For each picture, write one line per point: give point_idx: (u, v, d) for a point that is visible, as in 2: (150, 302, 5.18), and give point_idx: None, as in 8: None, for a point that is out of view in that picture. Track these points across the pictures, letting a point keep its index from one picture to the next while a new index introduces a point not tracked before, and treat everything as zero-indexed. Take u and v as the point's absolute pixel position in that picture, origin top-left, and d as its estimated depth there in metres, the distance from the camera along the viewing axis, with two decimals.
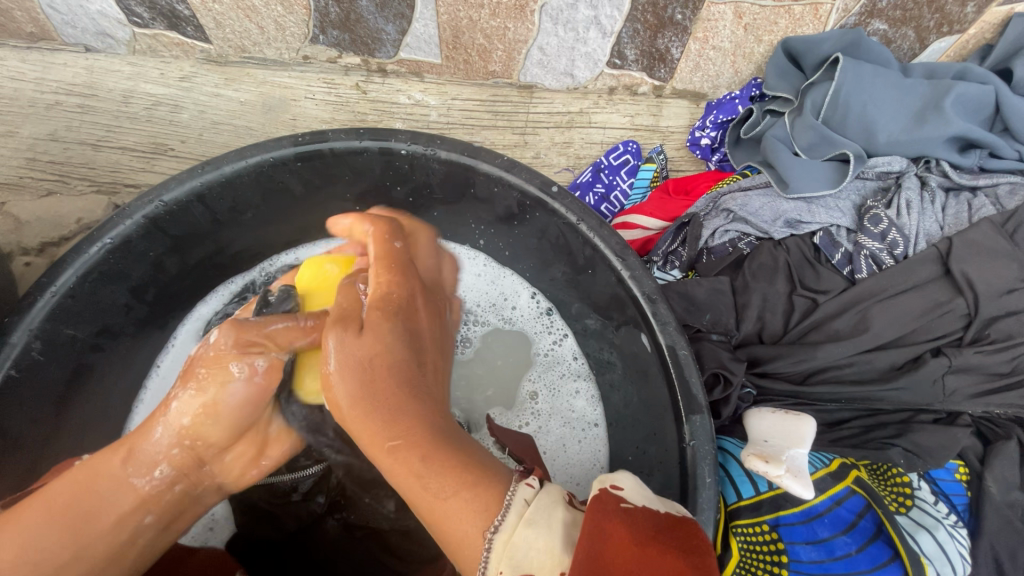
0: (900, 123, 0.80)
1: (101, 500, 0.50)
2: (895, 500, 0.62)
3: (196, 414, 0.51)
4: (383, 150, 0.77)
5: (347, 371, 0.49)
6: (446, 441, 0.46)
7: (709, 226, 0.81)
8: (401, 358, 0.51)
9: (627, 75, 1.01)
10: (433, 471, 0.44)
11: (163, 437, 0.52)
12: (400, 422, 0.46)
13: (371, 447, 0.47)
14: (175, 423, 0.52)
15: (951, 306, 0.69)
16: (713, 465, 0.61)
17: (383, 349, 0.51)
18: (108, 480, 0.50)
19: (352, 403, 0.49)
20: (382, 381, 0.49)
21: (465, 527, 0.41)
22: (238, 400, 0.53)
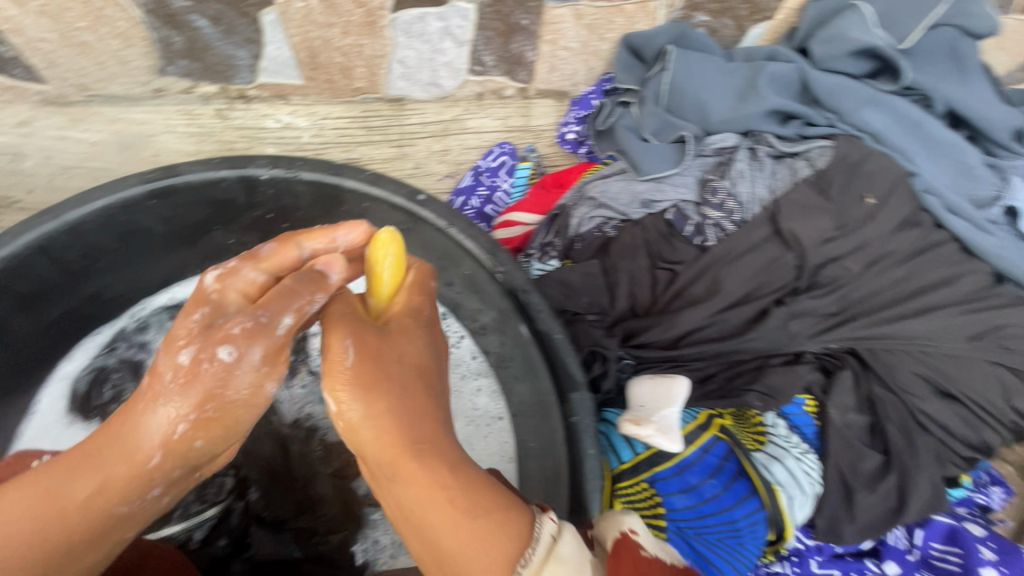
0: (728, 103, 0.89)
1: (49, 536, 0.44)
2: (753, 439, 0.69)
3: (206, 430, 0.47)
4: (242, 177, 0.77)
5: (371, 372, 0.48)
6: (465, 461, 0.48)
7: (577, 215, 0.86)
8: (415, 369, 0.51)
9: (491, 80, 1.04)
10: (460, 484, 0.46)
11: (155, 463, 0.46)
12: (423, 428, 0.48)
13: (388, 453, 0.46)
14: (163, 440, 0.46)
15: (783, 261, 0.77)
16: (594, 436, 0.65)
17: (399, 367, 0.50)
18: (70, 505, 0.44)
19: (384, 403, 0.47)
20: (410, 385, 0.50)
21: (496, 540, 0.43)
22: (247, 393, 0.48)
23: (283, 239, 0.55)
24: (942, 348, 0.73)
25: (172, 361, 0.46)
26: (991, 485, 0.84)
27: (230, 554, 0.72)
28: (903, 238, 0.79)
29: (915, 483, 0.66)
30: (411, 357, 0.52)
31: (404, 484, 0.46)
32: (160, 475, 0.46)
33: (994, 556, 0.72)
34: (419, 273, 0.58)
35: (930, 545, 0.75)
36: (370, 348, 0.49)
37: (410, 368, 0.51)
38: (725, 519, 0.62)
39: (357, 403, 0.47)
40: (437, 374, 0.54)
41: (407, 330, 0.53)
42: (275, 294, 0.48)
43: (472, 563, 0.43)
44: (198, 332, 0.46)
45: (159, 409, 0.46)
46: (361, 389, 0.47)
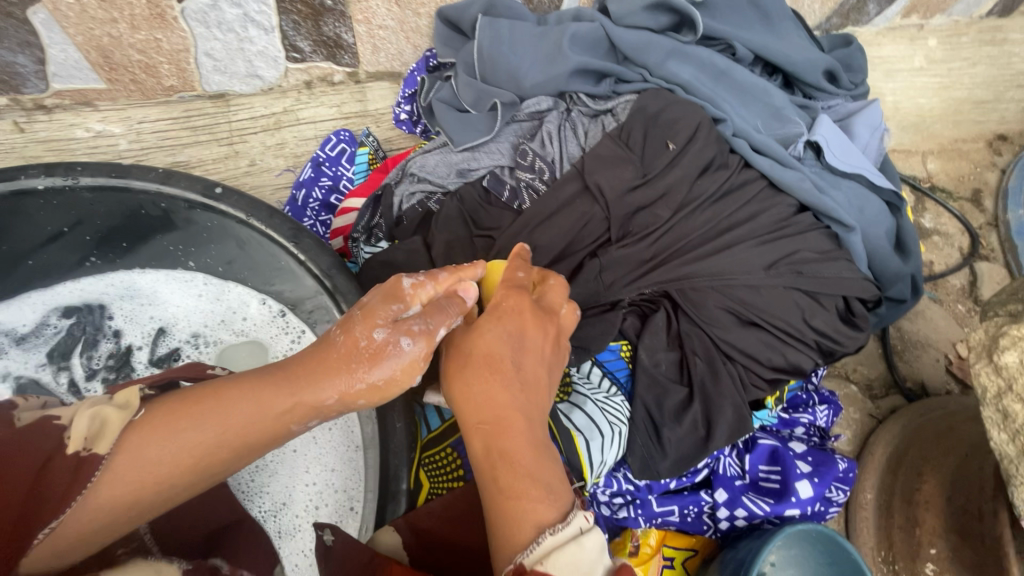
0: (539, 65, 0.89)
1: (230, 450, 0.50)
2: (561, 391, 0.71)
3: (371, 396, 0.52)
4: (13, 190, 0.72)
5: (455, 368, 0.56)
6: (540, 450, 0.51)
7: (398, 193, 0.85)
8: (489, 360, 0.55)
9: (315, 67, 1.01)
10: (519, 471, 0.49)
11: (334, 401, 0.52)
12: (503, 412, 0.52)
13: (465, 427, 0.54)
14: (344, 390, 0.51)
15: (592, 215, 0.79)
16: (402, 410, 0.70)
17: (515, 371, 0.54)
18: (269, 423, 0.50)
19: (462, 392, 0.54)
20: (488, 375, 0.54)
21: (534, 508, 0.47)
22: (398, 373, 0.52)
23: (454, 269, 0.60)
24: (744, 280, 0.76)
25: (367, 335, 0.51)
26: (817, 404, 0.87)
27: None
28: (706, 182, 0.82)
29: (718, 410, 0.70)
30: (529, 354, 0.56)
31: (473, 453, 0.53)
32: (328, 412, 0.53)
33: (809, 469, 0.78)
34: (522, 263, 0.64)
35: (757, 468, 0.80)
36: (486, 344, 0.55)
37: (538, 363, 0.57)
38: None
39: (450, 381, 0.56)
40: (521, 368, 0.55)
41: (526, 330, 0.57)
42: (434, 306, 0.55)
43: (507, 521, 0.47)
44: (375, 328, 0.52)
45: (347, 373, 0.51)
46: (450, 375, 0.56)
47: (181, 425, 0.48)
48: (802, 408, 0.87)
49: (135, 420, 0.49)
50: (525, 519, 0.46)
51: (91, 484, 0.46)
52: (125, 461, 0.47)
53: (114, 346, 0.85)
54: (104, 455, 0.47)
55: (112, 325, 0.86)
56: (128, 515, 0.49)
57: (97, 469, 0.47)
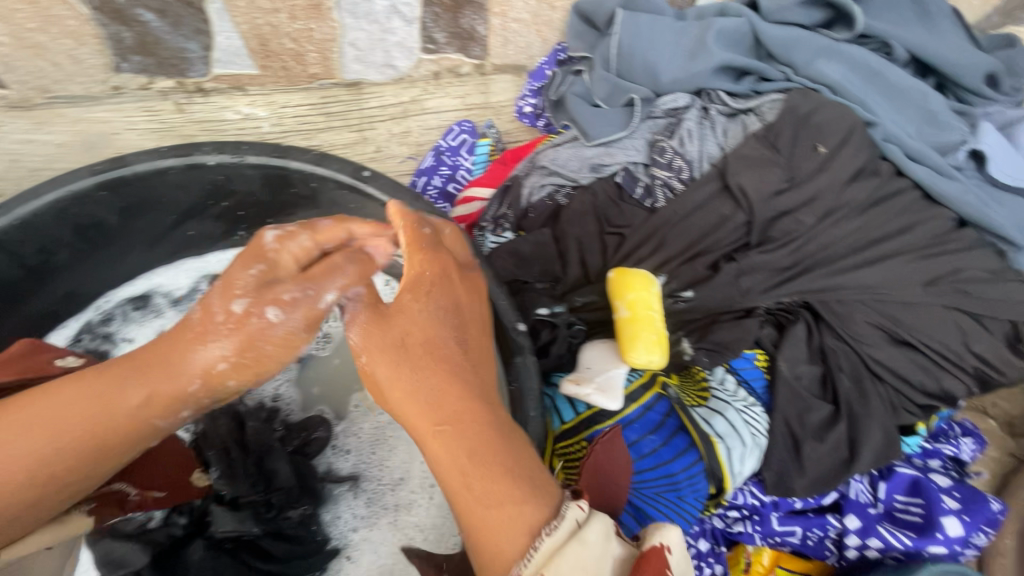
0: (679, 62, 0.87)
1: (79, 441, 0.47)
2: (696, 396, 0.67)
3: (241, 373, 0.52)
4: (187, 165, 0.77)
5: (386, 355, 0.52)
6: (498, 442, 0.48)
7: (528, 184, 0.86)
8: (426, 346, 0.52)
9: (446, 58, 1.04)
10: (487, 473, 0.47)
11: (191, 389, 0.50)
12: (434, 409, 0.49)
13: (416, 429, 0.50)
14: (205, 369, 0.51)
15: (732, 219, 0.76)
16: (536, 398, 0.66)
17: (420, 345, 0.52)
18: (124, 413, 0.49)
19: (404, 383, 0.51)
20: (423, 365, 0.51)
21: (512, 518, 0.45)
22: (278, 341, 0.52)
23: (376, 220, 0.60)
24: (895, 295, 0.72)
25: (225, 308, 0.50)
26: (960, 436, 0.81)
27: (189, 534, 0.71)
28: (856, 189, 0.77)
29: (865, 431, 0.66)
30: (436, 325, 0.53)
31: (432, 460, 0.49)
32: (190, 398, 0.51)
33: (957, 506, 0.72)
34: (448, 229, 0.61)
35: (893, 498, 0.74)
36: (400, 327, 0.53)
37: (443, 328, 0.54)
38: (664, 474, 0.61)
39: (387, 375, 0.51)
40: (457, 347, 0.53)
41: (407, 293, 0.54)
42: (327, 265, 0.54)
43: (494, 535, 0.45)
44: (253, 295, 0.51)
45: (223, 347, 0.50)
46: (379, 370, 0.52)
47: (33, 418, 0.46)
48: (944, 439, 0.80)
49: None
50: (501, 533, 0.45)
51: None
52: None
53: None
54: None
55: None
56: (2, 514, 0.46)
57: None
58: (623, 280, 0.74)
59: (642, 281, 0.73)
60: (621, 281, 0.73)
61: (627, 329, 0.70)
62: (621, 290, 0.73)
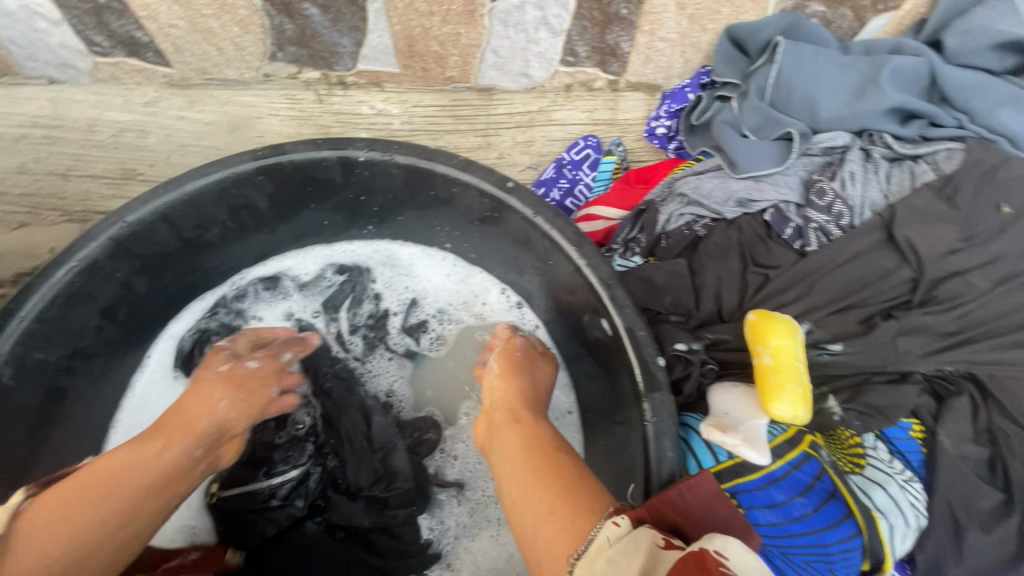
0: (841, 98, 0.83)
1: (122, 497, 0.55)
2: (849, 462, 0.64)
3: (241, 410, 0.67)
4: (341, 159, 0.79)
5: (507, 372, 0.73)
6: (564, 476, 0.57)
7: (665, 211, 0.83)
8: (537, 382, 0.74)
9: (582, 72, 1.03)
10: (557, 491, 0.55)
11: (200, 422, 0.63)
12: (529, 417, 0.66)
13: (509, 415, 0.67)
14: (216, 414, 0.64)
15: (897, 274, 0.71)
16: (674, 439, 0.63)
17: (531, 382, 0.72)
18: (158, 463, 0.58)
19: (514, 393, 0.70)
20: (531, 391, 0.71)
21: (580, 521, 0.51)
22: (249, 378, 0.69)
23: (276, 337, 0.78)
24: None
25: (214, 369, 0.69)
26: None
27: (306, 515, 0.75)
28: None
29: None
30: (541, 375, 0.75)
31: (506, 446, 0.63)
32: (200, 434, 0.62)
33: None
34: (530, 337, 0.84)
35: None
36: (518, 367, 0.74)
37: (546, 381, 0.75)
38: (816, 541, 0.59)
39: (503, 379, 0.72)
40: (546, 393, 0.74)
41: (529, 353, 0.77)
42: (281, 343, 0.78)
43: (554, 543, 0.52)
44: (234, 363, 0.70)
45: (217, 403, 0.65)
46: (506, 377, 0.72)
47: (90, 495, 0.54)
48: None
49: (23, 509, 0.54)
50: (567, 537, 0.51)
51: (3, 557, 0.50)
52: (22, 543, 0.51)
53: (375, 307, 0.93)
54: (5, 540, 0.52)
55: (374, 288, 0.95)
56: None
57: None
58: (763, 326, 0.70)
59: (785, 328, 0.69)
60: (761, 328, 0.69)
61: (771, 377, 0.65)
62: (760, 338, 0.69)
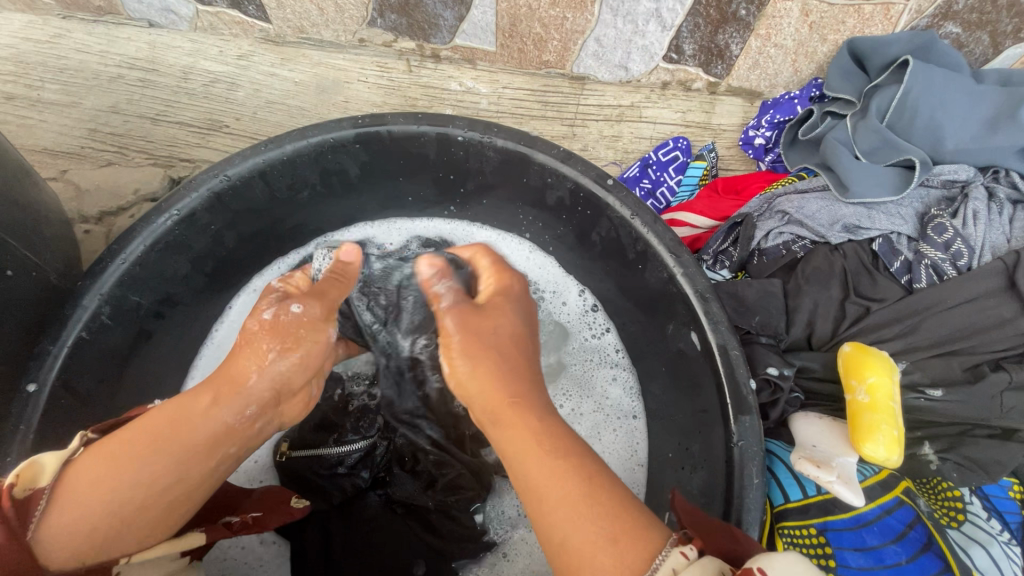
0: (970, 130, 0.78)
1: (166, 465, 0.50)
2: (946, 515, 0.64)
3: (291, 360, 0.56)
4: (440, 136, 0.77)
5: (468, 345, 0.56)
6: (598, 484, 0.46)
7: (763, 227, 0.80)
8: (514, 342, 0.57)
9: (682, 70, 0.99)
10: (581, 507, 0.44)
11: (251, 381, 0.54)
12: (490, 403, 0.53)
13: (492, 402, 0.52)
14: (258, 361, 0.55)
15: (1015, 324, 0.68)
16: (761, 466, 0.61)
17: (501, 341, 0.56)
18: (203, 427, 0.52)
19: (490, 365, 0.54)
20: (509, 359, 0.55)
21: (604, 556, 0.41)
22: (297, 321, 0.57)
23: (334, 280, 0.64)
24: None
25: (257, 318, 0.57)
26: None
27: (369, 486, 0.76)
28: None
29: None
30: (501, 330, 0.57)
31: (505, 429, 0.51)
32: (253, 395, 0.54)
33: None
34: (495, 261, 0.66)
35: None
36: (467, 336, 0.56)
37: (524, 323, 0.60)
38: None
39: (467, 350, 0.56)
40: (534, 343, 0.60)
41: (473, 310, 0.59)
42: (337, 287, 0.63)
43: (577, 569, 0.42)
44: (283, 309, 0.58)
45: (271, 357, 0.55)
46: (461, 347, 0.56)
47: (133, 452, 0.50)
48: None
49: (73, 456, 0.51)
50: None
51: (46, 508, 0.47)
52: (70, 495, 0.48)
53: None
54: (47, 490, 0.48)
55: None
56: (113, 553, 0.49)
57: (39, 506, 0.47)
58: (861, 358, 0.67)
59: (884, 366, 0.66)
60: (861, 360, 0.67)
61: (867, 414, 0.63)
62: (855, 371, 0.66)
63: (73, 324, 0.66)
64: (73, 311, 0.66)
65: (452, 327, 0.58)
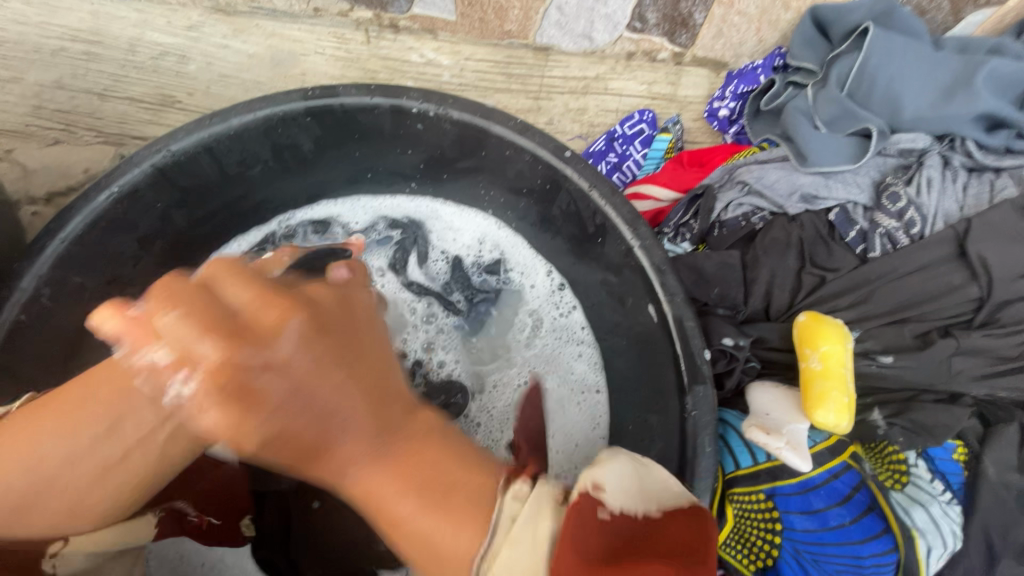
0: (927, 98, 0.79)
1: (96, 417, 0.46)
2: (891, 477, 0.66)
3: (213, 387, 0.36)
4: (394, 108, 0.75)
5: (244, 405, 0.37)
6: (455, 457, 0.41)
7: (723, 199, 0.80)
8: (349, 345, 0.42)
9: (647, 40, 0.97)
10: (427, 494, 0.38)
11: (185, 320, 0.50)
12: (296, 446, 0.38)
13: (286, 453, 0.38)
14: (183, 346, 0.37)
15: (963, 291, 0.70)
16: (713, 435, 0.62)
17: (290, 377, 0.38)
18: (125, 377, 0.46)
19: (276, 423, 0.37)
20: (301, 398, 0.38)
21: (459, 539, 0.37)
22: (334, 310, 0.44)
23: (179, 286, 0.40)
24: None
25: (150, 346, 0.39)
26: None
27: None
28: None
29: None
30: (300, 364, 0.39)
31: (347, 469, 0.39)
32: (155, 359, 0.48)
33: None
34: (218, 267, 0.44)
35: None
36: (223, 410, 0.37)
37: (201, 330, 0.38)
38: (850, 552, 0.62)
39: (273, 428, 0.37)
40: (364, 333, 0.45)
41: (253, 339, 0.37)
42: (201, 304, 0.39)
43: (440, 562, 0.37)
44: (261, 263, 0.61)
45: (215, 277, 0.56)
46: (232, 421, 0.36)
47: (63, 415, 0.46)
48: None
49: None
50: (452, 554, 0.37)
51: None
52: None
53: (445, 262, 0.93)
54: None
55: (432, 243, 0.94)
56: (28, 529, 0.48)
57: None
58: (812, 328, 0.67)
59: (837, 333, 0.67)
60: (812, 330, 0.67)
61: (819, 382, 0.64)
62: (806, 340, 0.67)
63: (9, 307, 0.64)
64: (10, 293, 0.64)
65: (198, 383, 0.36)
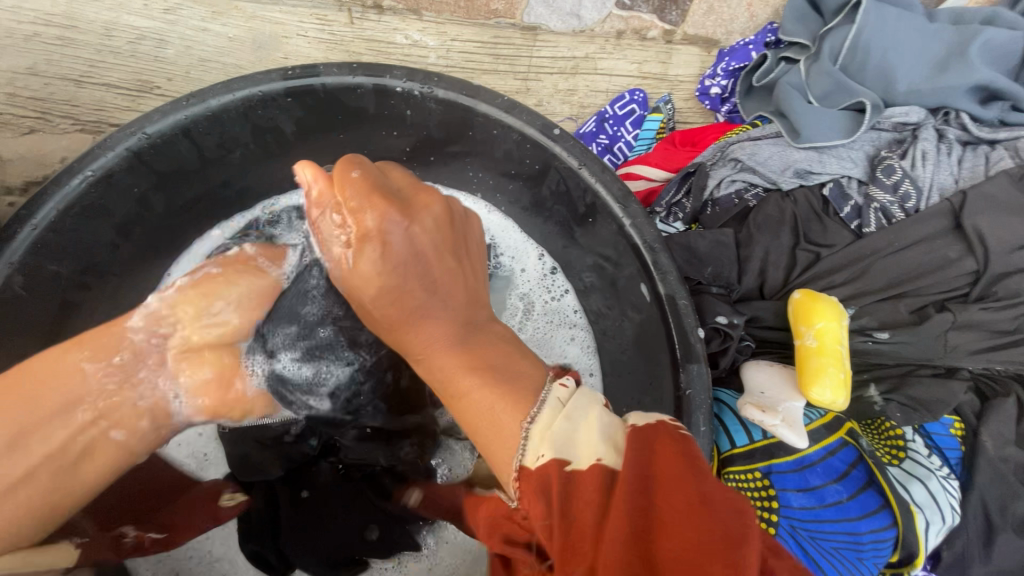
0: (921, 71, 0.78)
1: (16, 418, 0.48)
2: (888, 453, 0.66)
3: (361, 248, 0.50)
4: (377, 87, 0.72)
5: (372, 270, 0.49)
6: (499, 373, 0.45)
7: (715, 175, 0.78)
8: (457, 253, 0.53)
9: (637, 18, 0.96)
10: (497, 384, 0.44)
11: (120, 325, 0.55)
12: (400, 306, 0.50)
13: (383, 307, 0.50)
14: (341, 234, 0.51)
15: (960, 264, 0.69)
16: (709, 414, 0.60)
17: (427, 273, 0.50)
18: (63, 372, 0.51)
19: (394, 284, 0.50)
20: (414, 284, 0.49)
21: (508, 423, 0.41)
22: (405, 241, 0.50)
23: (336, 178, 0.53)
24: None
25: (327, 209, 0.53)
26: None
27: (320, 454, 0.73)
28: None
29: None
30: (422, 240, 0.50)
31: (417, 346, 0.49)
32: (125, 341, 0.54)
33: None
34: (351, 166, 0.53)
35: None
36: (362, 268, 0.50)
37: (354, 202, 0.51)
38: (848, 530, 0.61)
39: (391, 293, 0.50)
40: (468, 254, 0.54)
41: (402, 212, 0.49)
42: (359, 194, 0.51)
43: (495, 437, 0.42)
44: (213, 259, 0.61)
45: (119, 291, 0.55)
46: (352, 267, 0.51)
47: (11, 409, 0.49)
48: None
49: None
50: (508, 438, 0.41)
51: None
52: None
53: None
54: None
55: None
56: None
57: None
58: (808, 305, 0.66)
59: (832, 311, 0.65)
60: (807, 308, 0.66)
61: (816, 360, 0.62)
62: (803, 317, 0.66)
63: None
64: None
65: (370, 244, 0.50)
